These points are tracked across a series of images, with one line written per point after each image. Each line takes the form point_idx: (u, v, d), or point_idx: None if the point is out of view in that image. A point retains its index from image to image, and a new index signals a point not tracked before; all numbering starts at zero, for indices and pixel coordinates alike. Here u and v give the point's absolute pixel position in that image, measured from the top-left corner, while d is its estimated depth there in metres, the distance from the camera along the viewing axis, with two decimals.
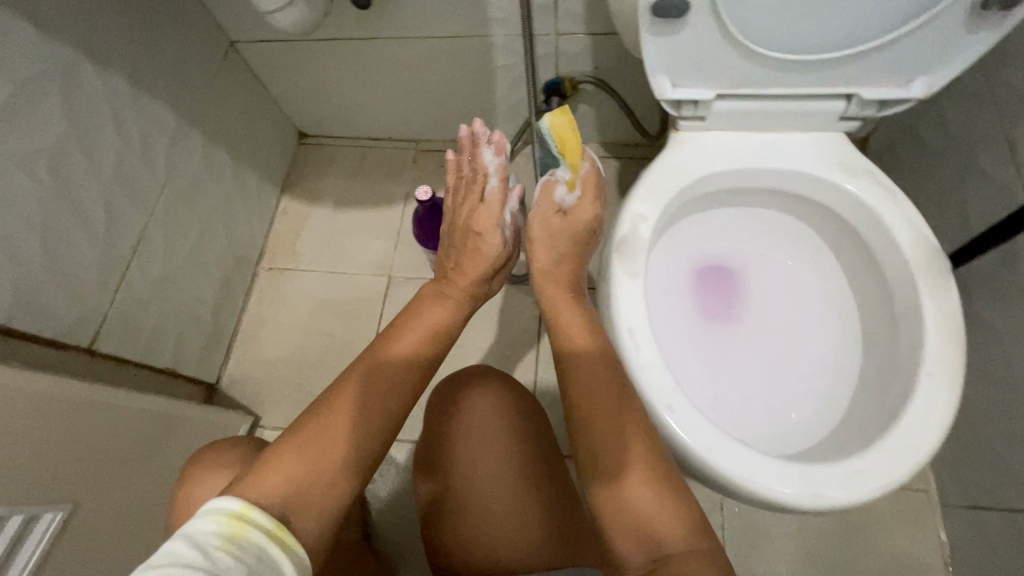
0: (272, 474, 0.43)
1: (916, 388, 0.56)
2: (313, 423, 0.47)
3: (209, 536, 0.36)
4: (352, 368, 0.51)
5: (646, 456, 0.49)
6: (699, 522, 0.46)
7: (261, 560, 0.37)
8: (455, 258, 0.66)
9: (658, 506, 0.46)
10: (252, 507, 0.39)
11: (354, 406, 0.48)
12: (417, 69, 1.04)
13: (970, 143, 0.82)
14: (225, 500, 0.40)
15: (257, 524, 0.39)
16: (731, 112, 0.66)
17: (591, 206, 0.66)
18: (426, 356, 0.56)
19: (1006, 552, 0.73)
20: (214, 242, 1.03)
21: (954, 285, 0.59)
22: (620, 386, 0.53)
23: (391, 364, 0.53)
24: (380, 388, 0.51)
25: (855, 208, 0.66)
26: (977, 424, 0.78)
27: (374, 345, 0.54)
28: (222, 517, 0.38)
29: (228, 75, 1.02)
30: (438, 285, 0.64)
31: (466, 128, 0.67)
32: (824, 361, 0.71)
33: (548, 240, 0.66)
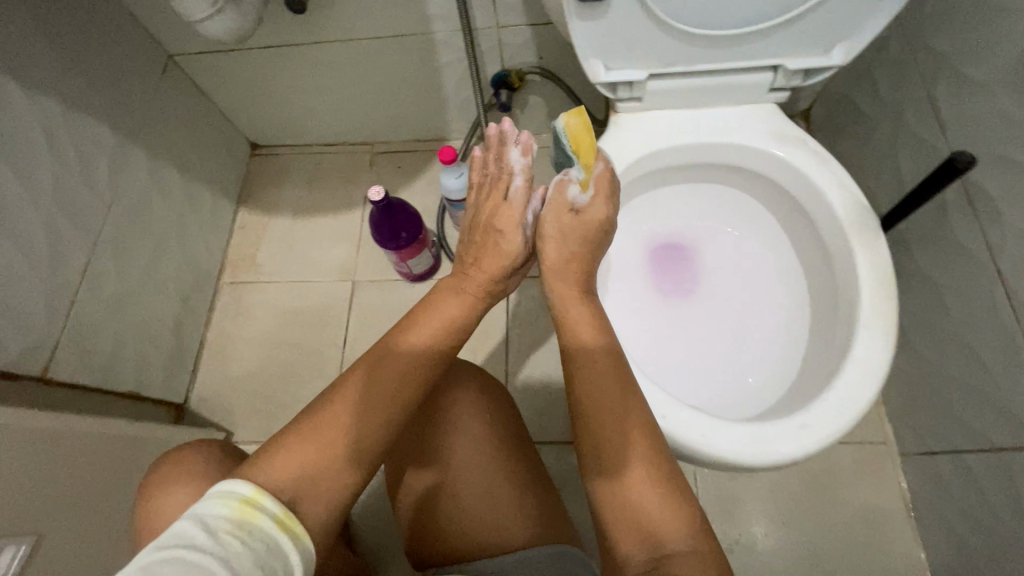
0: (282, 462, 0.43)
1: (855, 340, 0.58)
2: (325, 411, 0.47)
3: (220, 520, 0.38)
4: (366, 355, 0.51)
5: (652, 456, 0.48)
6: (701, 526, 0.46)
7: (268, 548, 0.38)
8: (472, 251, 0.62)
9: (659, 506, 0.46)
10: (262, 493, 0.40)
11: (365, 395, 0.48)
12: (362, 71, 1.03)
13: (900, 107, 0.85)
14: (237, 483, 0.40)
15: (268, 510, 0.40)
16: (666, 91, 0.67)
17: (603, 207, 0.62)
18: (441, 351, 0.53)
19: (958, 493, 0.77)
20: (168, 260, 1.02)
21: (883, 238, 0.62)
22: (624, 382, 0.52)
23: (405, 356, 0.51)
24: (394, 381, 0.49)
25: (790, 175, 0.68)
26: (926, 375, 0.81)
27: (392, 333, 0.53)
28: (234, 501, 0.39)
29: (168, 90, 1.00)
30: (455, 278, 0.60)
31: (494, 126, 0.64)
32: (776, 327, 0.73)
33: (560, 239, 0.62)
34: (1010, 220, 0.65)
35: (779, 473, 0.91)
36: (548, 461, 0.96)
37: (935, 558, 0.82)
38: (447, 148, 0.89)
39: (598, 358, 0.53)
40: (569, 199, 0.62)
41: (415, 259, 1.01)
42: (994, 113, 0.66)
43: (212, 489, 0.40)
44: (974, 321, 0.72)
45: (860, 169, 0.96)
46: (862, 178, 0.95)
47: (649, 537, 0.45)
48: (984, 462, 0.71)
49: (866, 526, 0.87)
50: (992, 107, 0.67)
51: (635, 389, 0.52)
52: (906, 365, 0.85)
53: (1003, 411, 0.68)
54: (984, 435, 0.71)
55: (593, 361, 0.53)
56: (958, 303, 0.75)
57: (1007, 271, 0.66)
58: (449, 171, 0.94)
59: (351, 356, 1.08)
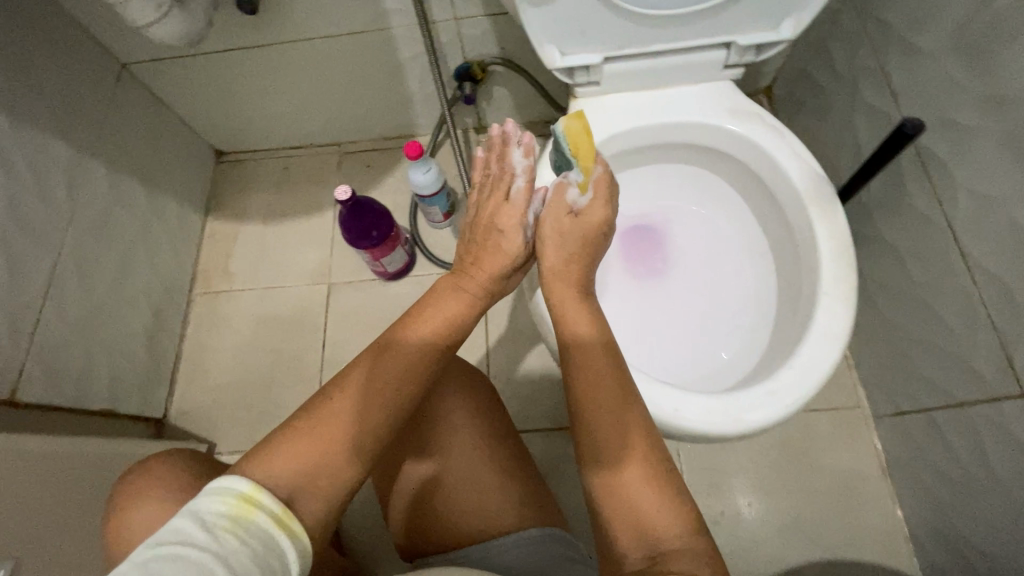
0: (282, 457, 0.44)
1: (818, 307, 0.59)
2: (324, 408, 0.47)
3: (219, 517, 0.38)
4: (367, 351, 0.51)
5: (649, 454, 0.48)
6: (697, 529, 0.45)
7: (266, 545, 0.39)
8: (473, 250, 0.61)
9: (653, 503, 0.45)
10: (261, 491, 0.41)
11: (366, 392, 0.48)
12: (322, 71, 1.02)
13: (855, 78, 0.86)
14: (235, 480, 0.41)
15: (265, 507, 0.41)
16: (622, 74, 0.68)
17: (601, 210, 0.63)
18: (440, 346, 0.53)
19: (928, 449, 0.79)
20: (136, 274, 1.00)
21: (839, 206, 0.63)
22: (621, 379, 0.52)
23: (407, 352, 0.52)
24: (396, 377, 0.50)
25: (747, 149, 0.69)
26: (893, 338, 0.84)
27: (393, 328, 0.54)
28: (232, 499, 0.40)
29: (124, 100, 0.98)
30: (455, 277, 0.59)
31: (498, 127, 0.64)
32: (746, 301, 0.74)
33: (558, 240, 0.62)
34: (962, 182, 0.67)
35: (758, 443, 0.93)
36: (534, 449, 0.97)
37: (910, 513, 0.85)
38: (413, 144, 0.88)
39: (592, 352, 0.53)
40: (569, 201, 0.63)
41: (389, 257, 1.01)
42: (941, 78, 0.68)
43: (211, 483, 0.41)
44: (934, 282, 0.74)
45: (821, 141, 0.98)
46: (824, 150, 0.97)
47: (642, 533, 0.45)
48: (950, 417, 0.74)
49: (844, 489, 0.89)
50: (938, 72, 0.69)
51: (632, 387, 0.52)
52: (874, 330, 0.88)
53: (965, 366, 0.70)
54: (948, 391, 0.74)
55: (589, 356, 0.53)
56: (918, 265, 0.77)
57: (961, 231, 0.69)
58: (417, 166, 0.94)
59: (331, 358, 1.07)
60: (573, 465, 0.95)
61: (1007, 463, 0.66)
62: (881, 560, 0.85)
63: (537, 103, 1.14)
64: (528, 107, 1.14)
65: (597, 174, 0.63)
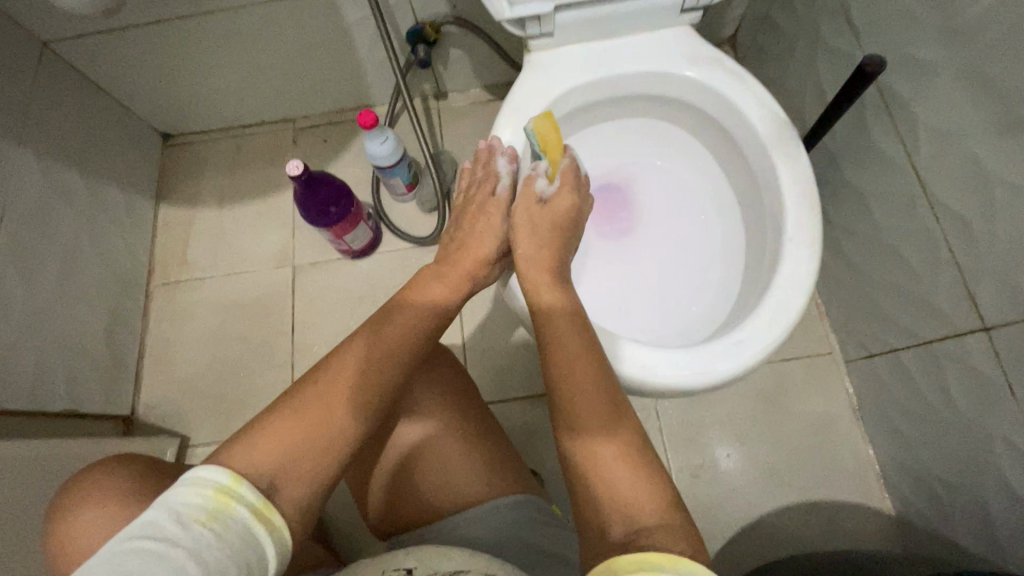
0: (265, 443, 0.42)
1: (783, 254, 0.58)
2: (307, 394, 0.46)
3: (195, 509, 0.36)
4: (351, 338, 0.50)
5: (626, 433, 0.47)
6: (676, 507, 0.43)
7: (245, 538, 0.37)
8: (458, 238, 0.62)
9: (631, 478, 0.44)
10: (240, 481, 0.39)
11: (351, 378, 0.47)
12: (264, 40, 0.96)
13: (816, 19, 0.84)
14: (213, 470, 0.39)
15: (244, 499, 0.38)
16: (575, 22, 0.65)
17: (566, 198, 0.61)
18: (424, 331, 0.53)
19: (896, 389, 0.81)
20: (84, 268, 0.95)
21: (803, 150, 0.62)
22: (598, 359, 0.51)
23: (391, 336, 0.51)
24: (373, 368, 0.49)
25: (709, 96, 0.67)
26: (860, 282, 0.84)
27: (378, 313, 0.53)
28: (209, 491, 0.37)
29: (51, 82, 0.91)
30: (436, 265, 0.59)
31: (485, 140, 0.66)
32: (714, 254, 0.74)
33: (529, 227, 0.59)
34: (923, 120, 0.67)
35: (733, 395, 0.94)
36: (514, 418, 0.96)
37: (881, 451, 0.87)
38: (366, 113, 0.84)
39: (566, 332, 0.52)
40: (537, 191, 0.61)
41: (352, 234, 0.98)
42: (899, 13, 0.66)
43: (189, 471, 0.39)
44: (898, 223, 0.74)
45: (785, 89, 0.96)
46: (788, 98, 0.96)
47: (621, 509, 0.43)
48: (916, 356, 0.75)
49: (817, 432, 0.91)
50: (896, 7, 0.67)
51: (609, 368, 0.51)
52: (843, 275, 0.88)
53: (929, 305, 0.71)
54: (913, 330, 0.75)
55: (562, 335, 0.52)
56: (882, 208, 0.77)
57: (923, 170, 0.68)
58: (373, 137, 0.90)
59: (301, 342, 1.04)
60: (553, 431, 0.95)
61: (970, 397, 0.67)
62: (854, 499, 0.88)
63: (495, 65, 1.09)
64: (487, 68, 1.10)
65: (564, 167, 0.63)
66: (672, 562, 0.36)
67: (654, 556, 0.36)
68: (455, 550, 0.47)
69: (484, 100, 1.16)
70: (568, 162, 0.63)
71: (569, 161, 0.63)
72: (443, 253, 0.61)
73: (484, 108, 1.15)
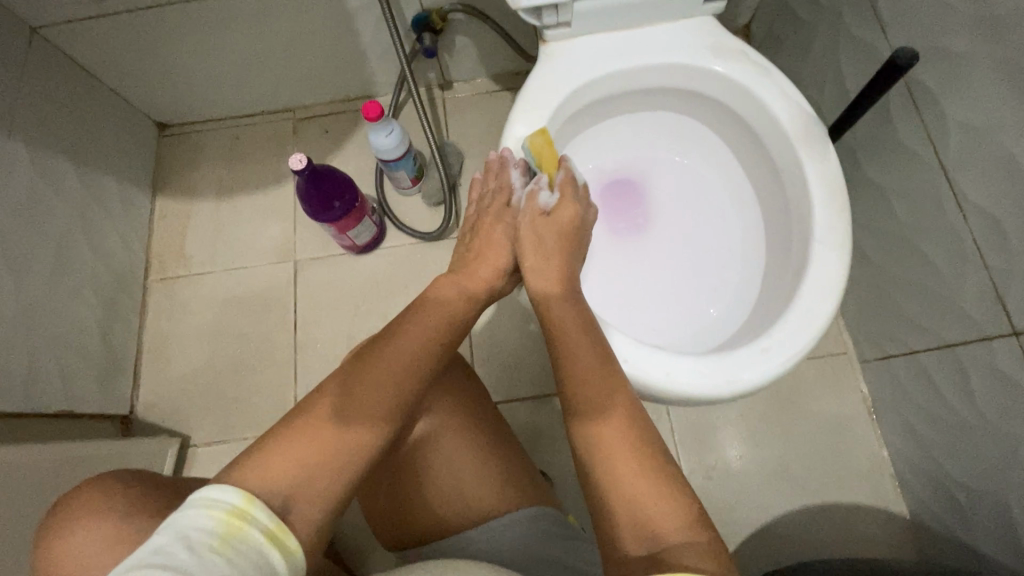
0: (279, 461, 0.40)
1: (811, 256, 0.56)
2: (320, 410, 0.44)
3: (207, 532, 0.34)
4: (363, 352, 0.48)
5: (646, 445, 0.44)
6: (702, 523, 0.41)
7: (259, 564, 0.35)
8: (475, 247, 0.60)
9: (654, 492, 0.42)
10: (253, 503, 0.37)
11: (363, 394, 0.45)
12: (262, 26, 0.92)
13: (837, 8, 0.81)
14: (224, 491, 0.37)
15: (257, 522, 0.37)
16: (593, 11, 0.62)
17: (568, 207, 0.59)
18: (440, 342, 0.51)
19: (914, 391, 0.79)
20: (79, 263, 0.92)
21: (831, 147, 0.59)
22: (614, 370, 0.49)
23: (405, 349, 0.49)
24: (385, 380, 0.47)
25: (732, 90, 0.64)
26: (879, 282, 0.82)
27: (391, 325, 0.51)
28: (220, 513, 0.35)
29: (41, 70, 0.87)
30: (451, 274, 0.57)
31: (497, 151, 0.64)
32: (732, 254, 0.71)
33: (535, 241, 0.58)
34: (953, 114, 0.64)
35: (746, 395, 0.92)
36: (523, 418, 0.94)
37: (896, 453, 0.86)
38: (371, 104, 0.81)
39: (580, 341, 0.50)
40: (540, 204, 0.60)
41: (355, 230, 0.95)
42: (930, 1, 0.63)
43: (198, 492, 0.37)
44: (921, 221, 0.72)
45: (802, 82, 0.93)
46: (805, 91, 0.93)
47: (643, 525, 0.41)
48: (937, 358, 0.73)
49: (831, 434, 0.90)
50: None
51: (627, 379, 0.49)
52: (861, 275, 0.86)
53: (954, 306, 0.69)
54: (935, 332, 0.73)
55: (576, 344, 0.50)
56: (905, 206, 0.74)
57: (952, 167, 0.66)
58: (378, 129, 0.87)
59: (304, 340, 1.02)
60: (562, 432, 0.93)
61: (995, 401, 0.65)
62: (867, 501, 0.87)
63: (503, 54, 1.06)
64: (494, 57, 1.06)
65: (562, 177, 0.61)
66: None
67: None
68: (465, 563, 0.45)
69: (491, 91, 1.12)
70: (566, 171, 0.61)
71: (568, 171, 0.62)
72: (457, 262, 0.60)
73: (490, 98, 1.12)
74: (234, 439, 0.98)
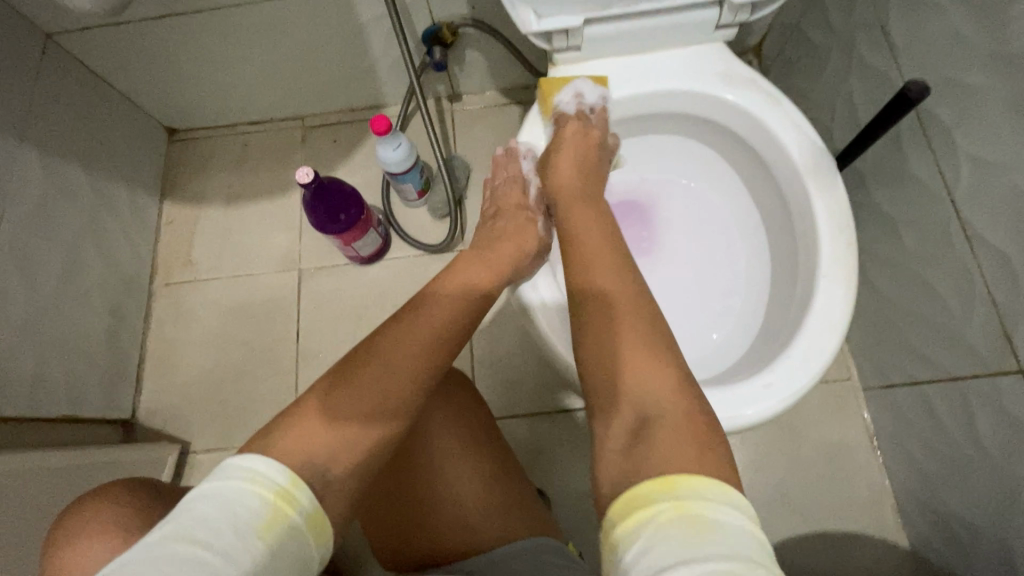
0: (315, 432, 0.43)
1: (815, 292, 0.56)
2: (354, 380, 0.46)
3: (254, 512, 0.37)
4: (394, 320, 0.51)
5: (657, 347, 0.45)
6: (700, 415, 0.41)
7: (295, 548, 0.37)
8: (495, 234, 0.68)
9: (651, 378, 0.43)
10: (298, 486, 0.39)
11: (390, 361, 0.48)
12: (275, 36, 0.93)
13: (850, 34, 0.80)
14: (274, 468, 0.40)
15: (300, 506, 0.39)
16: (605, 37, 0.62)
17: (571, 127, 0.63)
18: (465, 320, 0.54)
19: (918, 422, 0.79)
20: (87, 268, 0.93)
21: (840, 180, 0.59)
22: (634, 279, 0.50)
23: (432, 325, 0.52)
24: (419, 344, 0.50)
25: (742, 120, 0.64)
26: (885, 310, 0.82)
27: (420, 297, 0.54)
28: (269, 494, 0.38)
29: (56, 76, 0.88)
30: (479, 250, 0.64)
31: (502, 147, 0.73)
32: (736, 279, 0.71)
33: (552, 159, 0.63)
34: (964, 148, 0.63)
35: None
36: (521, 434, 0.94)
37: (898, 483, 0.85)
38: (379, 118, 0.81)
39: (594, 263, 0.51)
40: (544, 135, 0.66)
41: (361, 241, 0.95)
42: (944, 33, 0.63)
43: (250, 463, 0.39)
44: (929, 253, 0.72)
45: (812, 106, 0.93)
46: (815, 115, 0.92)
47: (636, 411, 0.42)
48: (942, 391, 0.73)
49: (832, 461, 0.89)
50: (941, 26, 0.63)
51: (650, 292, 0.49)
52: (866, 301, 0.86)
53: (960, 340, 0.69)
54: (941, 366, 0.72)
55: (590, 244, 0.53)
56: (914, 237, 0.74)
57: (961, 200, 0.65)
58: (386, 142, 0.87)
59: (306, 349, 1.02)
60: (561, 449, 0.93)
61: (1000, 439, 0.65)
62: (867, 530, 0.86)
63: (513, 69, 1.06)
64: (503, 70, 1.06)
65: (573, 110, 0.65)
66: (667, 485, 0.35)
67: (646, 486, 0.36)
68: None
69: (499, 104, 1.12)
70: (576, 102, 0.65)
71: (580, 103, 0.65)
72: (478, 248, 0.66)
73: (499, 111, 1.12)
74: (235, 447, 0.98)
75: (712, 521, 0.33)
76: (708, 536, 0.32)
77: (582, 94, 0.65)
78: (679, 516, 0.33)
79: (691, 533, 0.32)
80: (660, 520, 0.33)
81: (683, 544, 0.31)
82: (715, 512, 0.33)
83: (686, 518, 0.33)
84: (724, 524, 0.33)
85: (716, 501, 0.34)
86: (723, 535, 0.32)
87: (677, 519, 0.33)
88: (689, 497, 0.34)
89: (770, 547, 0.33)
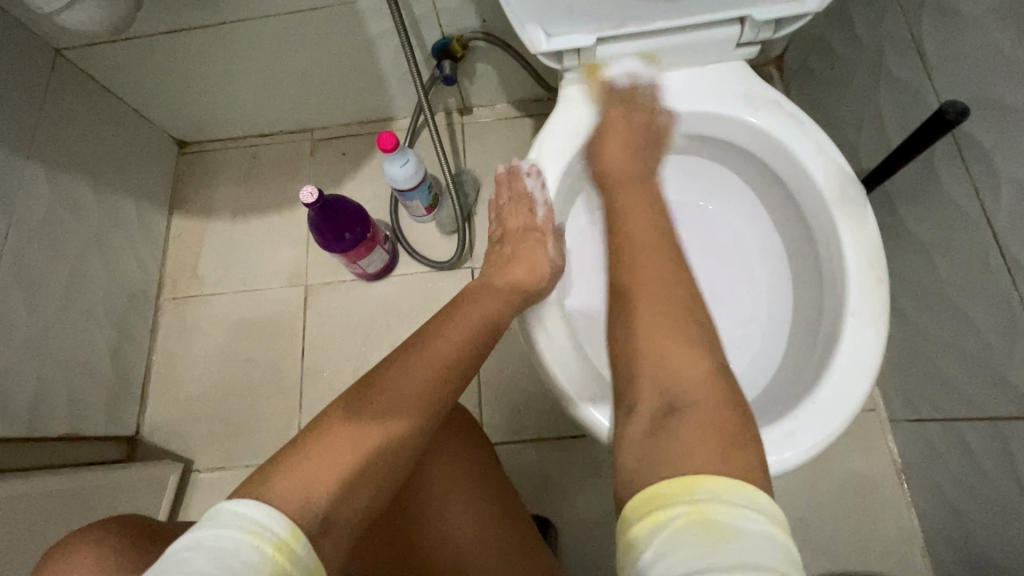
0: (318, 468, 0.40)
1: (843, 331, 0.52)
2: (362, 414, 0.44)
3: (252, 566, 0.33)
4: (400, 352, 0.50)
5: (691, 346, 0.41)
6: (732, 417, 0.37)
7: None
8: (505, 259, 0.65)
9: (686, 366, 0.40)
10: (297, 538, 0.36)
11: (395, 395, 0.46)
12: (282, 50, 0.91)
13: (878, 47, 0.76)
14: (274, 516, 0.36)
15: (299, 559, 0.35)
16: (617, 55, 0.59)
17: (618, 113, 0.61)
18: (472, 354, 0.52)
19: (951, 461, 0.74)
20: (92, 284, 0.92)
21: (870, 210, 0.55)
22: (656, 276, 0.46)
23: (439, 359, 0.49)
24: (425, 377, 0.48)
25: (762, 142, 0.61)
26: (915, 340, 0.77)
27: (427, 329, 0.53)
28: (268, 547, 0.34)
29: (65, 91, 0.88)
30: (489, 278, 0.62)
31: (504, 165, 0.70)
32: (756, 308, 0.67)
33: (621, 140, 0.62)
34: (1007, 173, 0.59)
35: None
36: (529, 460, 0.91)
37: (927, 522, 0.80)
38: (386, 135, 0.79)
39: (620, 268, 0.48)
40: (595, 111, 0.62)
41: (367, 259, 0.93)
42: (985, 50, 0.58)
43: (249, 509, 0.36)
44: (965, 283, 0.67)
45: (837, 121, 0.88)
46: (840, 131, 0.88)
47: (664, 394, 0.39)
48: (977, 431, 0.68)
49: (856, 496, 0.85)
50: (982, 43, 0.59)
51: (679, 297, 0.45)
52: (896, 330, 0.81)
53: (999, 378, 0.64)
54: (977, 404, 0.68)
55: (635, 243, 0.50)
56: (948, 264, 0.70)
57: (1001, 230, 0.61)
58: (393, 159, 0.85)
59: (312, 367, 1.00)
60: (570, 476, 0.90)
61: None
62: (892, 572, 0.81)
63: (524, 82, 1.03)
64: (515, 83, 1.03)
65: (626, 86, 0.61)
66: (681, 486, 0.32)
67: (662, 487, 0.32)
68: None
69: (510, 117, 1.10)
70: (628, 78, 0.61)
71: (632, 80, 0.61)
72: (487, 276, 0.64)
73: (511, 124, 1.09)
74: (237, 467, 0.96)
75: (733, 529, 0.29)
76: (729, 545, 0.28)
77: (635, 74, 0.61)
78: (694, 520, 0.30)
79: (709, 540, 0.29)
80: (676, 525, 0.30)
81: (699, 552, 0.28)
82: (736, 518, 0.30)
83: (702, 523, 0.30)
84: (744, 532, 0.29)
85: (738, 505, 0.31)
86: (745, 545, 0.29)
87: (693, 526, 0.29)
88: (708, 500, 0.31)
89: (793, 553, 0.29)
